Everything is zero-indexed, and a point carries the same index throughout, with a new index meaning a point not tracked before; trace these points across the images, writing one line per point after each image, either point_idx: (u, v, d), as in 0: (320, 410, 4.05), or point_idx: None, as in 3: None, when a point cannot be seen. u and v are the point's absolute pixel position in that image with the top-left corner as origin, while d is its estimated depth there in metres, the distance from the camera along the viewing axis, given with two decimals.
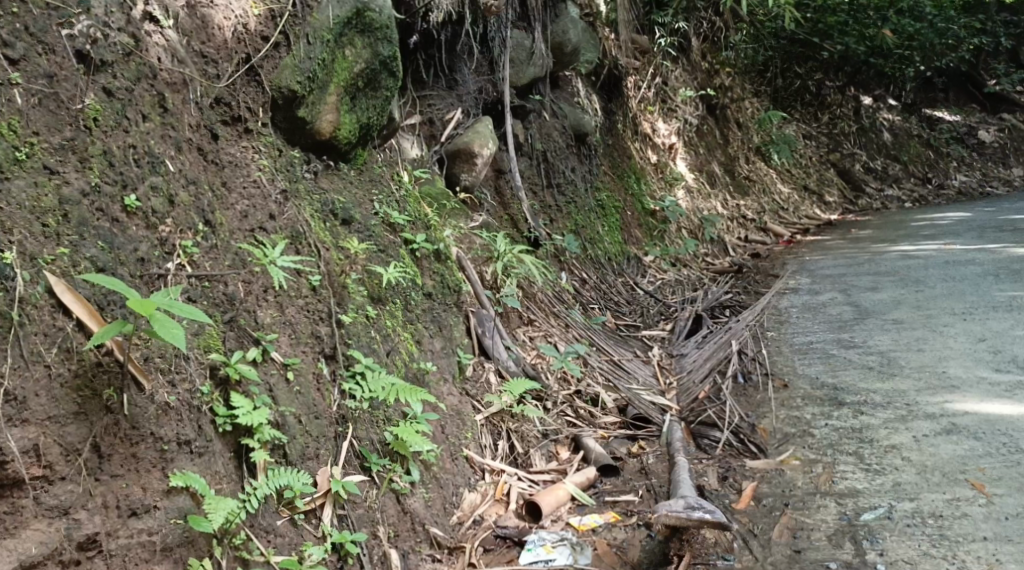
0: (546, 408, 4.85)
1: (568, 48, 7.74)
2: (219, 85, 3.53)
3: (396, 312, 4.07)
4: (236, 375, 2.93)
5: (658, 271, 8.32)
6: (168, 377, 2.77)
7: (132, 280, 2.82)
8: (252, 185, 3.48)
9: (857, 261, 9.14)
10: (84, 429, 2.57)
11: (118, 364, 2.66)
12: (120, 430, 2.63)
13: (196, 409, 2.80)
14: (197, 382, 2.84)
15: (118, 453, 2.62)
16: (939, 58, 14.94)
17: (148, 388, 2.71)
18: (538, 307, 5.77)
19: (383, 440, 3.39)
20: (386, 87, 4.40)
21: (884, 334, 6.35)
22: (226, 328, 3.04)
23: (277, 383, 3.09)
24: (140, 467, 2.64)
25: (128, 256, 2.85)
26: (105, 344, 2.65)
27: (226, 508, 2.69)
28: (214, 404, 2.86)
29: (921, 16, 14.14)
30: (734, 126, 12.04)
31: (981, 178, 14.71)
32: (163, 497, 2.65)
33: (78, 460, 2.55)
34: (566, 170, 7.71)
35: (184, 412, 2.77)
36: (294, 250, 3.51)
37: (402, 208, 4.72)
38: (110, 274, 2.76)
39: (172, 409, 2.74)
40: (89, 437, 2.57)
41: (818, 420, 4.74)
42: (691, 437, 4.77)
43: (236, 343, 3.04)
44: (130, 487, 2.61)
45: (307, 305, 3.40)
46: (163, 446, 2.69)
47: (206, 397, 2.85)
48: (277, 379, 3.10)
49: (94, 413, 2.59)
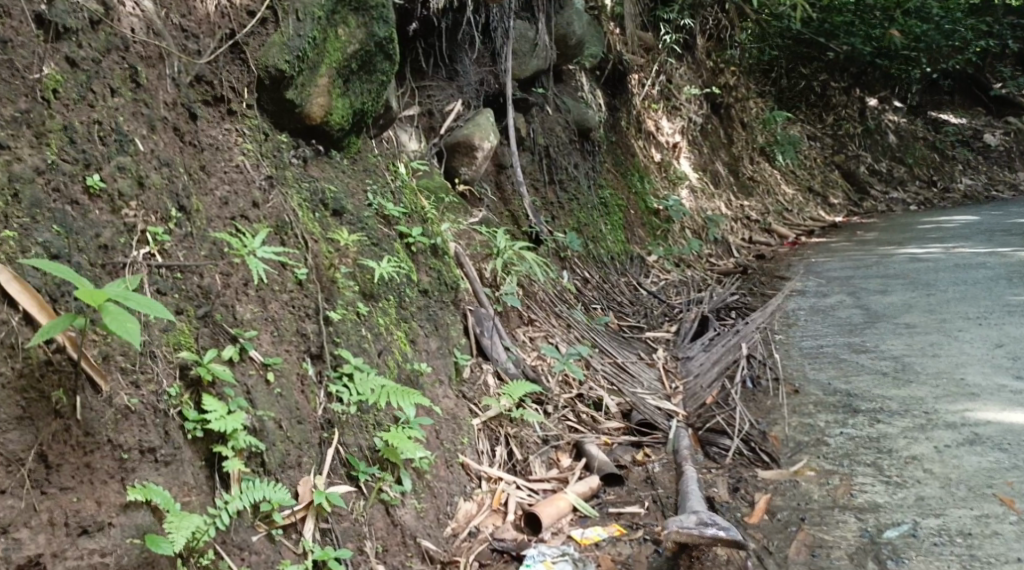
0: (547, 412, 4.61)
1: (572, 40, 7.49)
2: (200, 62, 3.28)
3: (389, 310, 3.83)
4: (209, 376, 2.69)
5: (661, 272, 8.07)
6: (131, 377, 2.52)
7: (93, 270, 2.58)
8: (233, 170, 3.24)
9: (865, 263, 8.91)
10: (29, 436, 2.31)
11: (70, 362, 2.41)
12: (72, 437, 2.37)
13: (163, 414, 2.56)
14: (164, 384, 2.60)
15: (69, 463, 2.36)
16: (946, 60, 14.71)
17: (106, 391, 2.46)
18: (539, 306, 5.52)
19: (372, 446, 3.15)
20: (381, 71, 4.16)
21: (896, 339, 6.10)
22: (199, 324, 2.79)
23: (255, 385, 2.84)
24: (94, 479, 2.38)
25: (88, 244, 2.59)
26: (56, 341, 2.40)
27: (190, 527, 2.44)
28: (184, 408, 2.62)
29: (928, 17, 13.93)
30: (739, 126, 11.80)
31: (988, 181, 14.43)
32: (120, 512, 2.39)
33: (21, 471, 2.28)
34: (568, 166, 7.47)
35: (148, 416, 2.52)
36: (278, 241, 3.27)
37: (397, 200, 4.47)
38: (64, 262, 2.50)
39: (133, 413, 2.49)
40: (34, 445, 2.31)
41: (833, 428, 4.50)
42: (699, 444, 4.54)
43: (210, 340, 2.80)
44: (81, 502, 2.35)
45: (292, 300, 3.16)
46: (122, 454, 2.44)
47: (175, 400, 2.61)
48: (258, 381, 2.86)
49: (40, 418, 2.33)
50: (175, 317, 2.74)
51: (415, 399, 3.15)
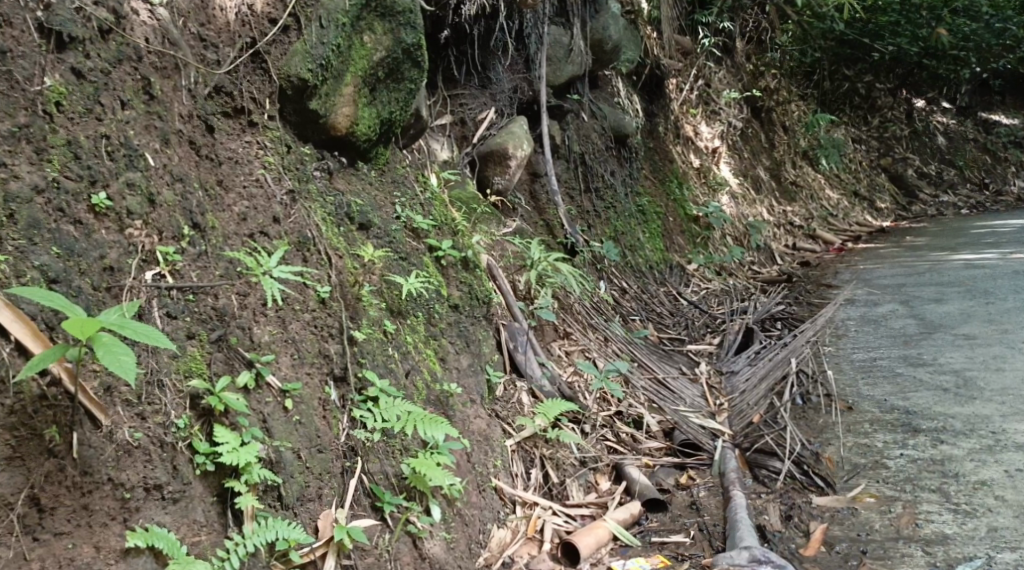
0: (584, 431, 4.43)
1: (608, 45, 7.26)
2: (219, 72, 3.15)
3: (417, 327, 3.69)
4: (221, 406, 2.55)
5: (702, 280, 7.84)
6: (135, 410, 2.41)
7: (97, 295, 2.45)
8: (253, 184, 3.11)
9: (916, 270, 8.61)
10: (19, 478, 2.20)
11: (67, 396, 2.29)
12: (68, 478, 2.26)
13: (170, 448, 2.43)
14: (172, 415, 2.47)
15: (64, 506, 2.25)
16: (996, 60, 14.24)
17: (106, 426, 2.34)
18: (575, 319, 5.33)
19: (399, 473, 2.98)
20: (409, 79, 4.00)
21: (955, 351, 5.84)
22: (212, 348, 2.65)
23: (272, 413, 2.70)
24: (93, 522, 2.27)
25: (90, 265, 2.47)
26: (51, 372, 2.28)
27: None
28: (194, 440, 2.48)
29: None
30: (781, 130, 11.51)
31: None
32: (119, 559, 2.27)
33: (10, 516, 2.18)
34: (605, 174, 7.27)
35: (153, 451, 2.40)
36: (300, 257, 3.13)
37: (426, 212, 4.31)
38: (62, 288, 2.38)
39: (137, 449, 2.37)
40: (25, 488, 2.21)
41: (893, 450, 4.48)
42: (747, 466, 4.41)
43: (224, 365, 2.65)
44: (78, 548, 2.24)
45: (314, 320, 3.01)
46: (124, 494, 2.33)
47: (184, 432, 2.47)
48: (275, 407, 2.72)
49: (31, 458, 2.23)
50: (186, 342, 2.61)
51: (444, 427, 3.00)
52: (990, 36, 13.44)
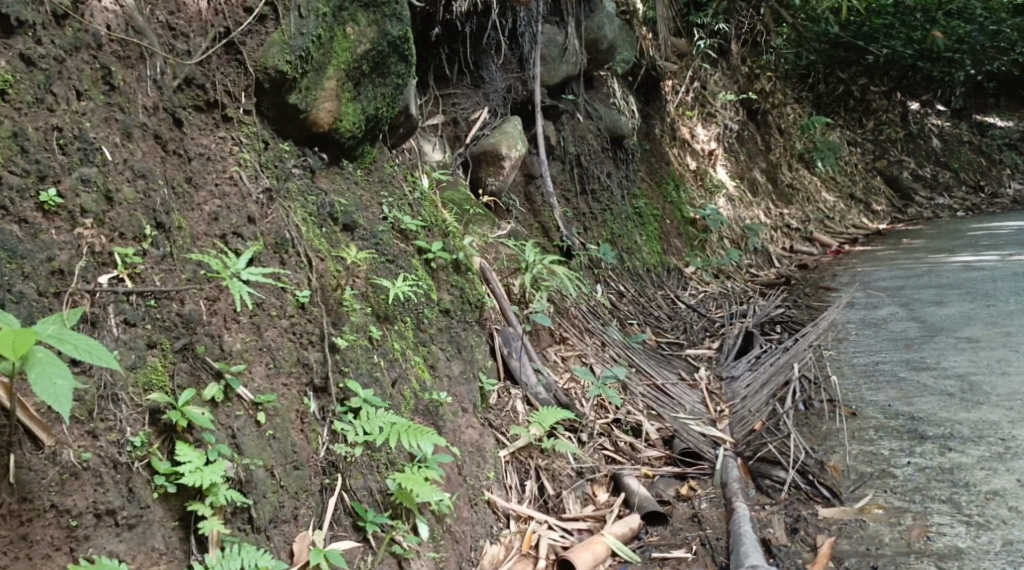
0: (581, 441, 4.24)
1: (603, 45, 7.10)
2: (190, 63, 2.97)
3: (406, 332, 3.52)
4: (184, 421, 2.38)
5: (700, 284, 7.66)
6: (86, 427, 2.23)
7: (43, 299, 2.29)
8: (227, 181, 2.94)
9: (915, 272, 8.43)
10: None
11: (4, 414, 2.11)
12: (7, 504, 2.08)
13: (125, 467, 2.26)
14: (128, 432, 2.30)
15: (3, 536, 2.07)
16: (991, 62, 14.08)
17: (49, 445, 2.17)
18: (571, 323, 5.15)
19: (383, 489, 2.79)
20: (396, 73, 3.82)
21: (959, 354, 5.67)
22: (176, 358, 2.49)
23: (242, 427, 2.52)
24: (35, 553, 2.09)
25: (37, 269, 2.30)
26: None
27: None
28: (154, 459, 2.32)
29: None
30: (777, 133, 11.34)
31: None
32: None
33: None
34: (601, 175, 7.09)
35: (105, 473, 2.23)
36: (277, 260, 2.94)
37: (414, 213, 4.12)
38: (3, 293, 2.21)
39: (85, 471, 2.20)
40: None
41: (900, 458, 4.29)
42: (749, 476, 4.22)
43: (189, 377, 2.49)
44: None
45: (292, 327, 2.83)
46: (70, 521, 2.15)
47: (140, 452, 2.30)
48: (245, 421, 2.54)
49: None
50: (146, 352, 2.43)
51: (431, 439, 2.79)
52: (986, 39, 13.21)
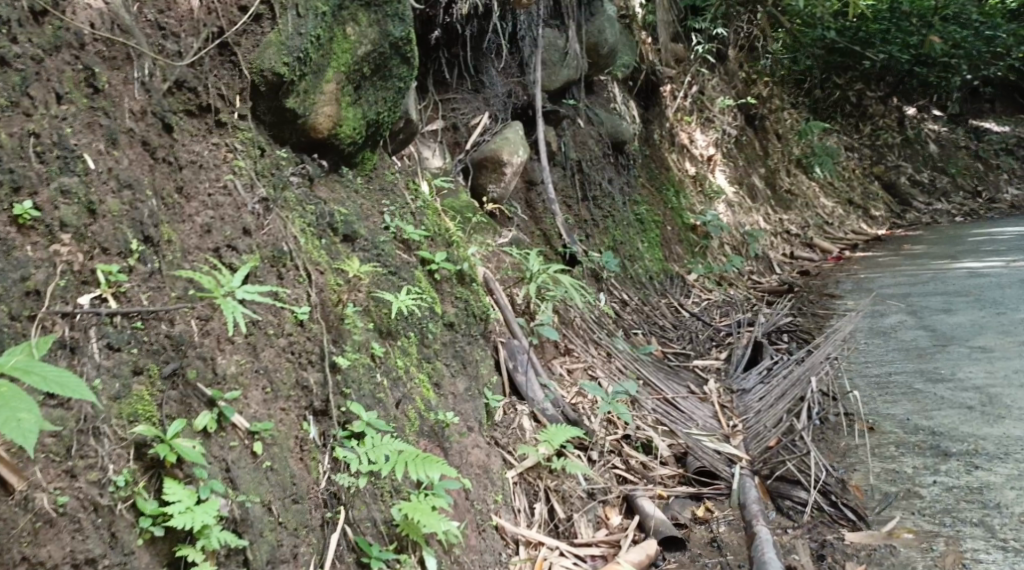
0: (591, 460, 4.05)
1: (604, 49, 6.93)
2: (181, 64, 2.78)
3: (409, 348, 3.35)
4: (173, 456, 2.19)
5: (703, 291, 7.48)
6: (64, 466, 2.05)
7: (14, 322, 2.10)
8: (220, 191, 2.75)
9: (920, 279, 8.26)
10: None
11: None
12: None
13: (107, 510, 2.08)
14: (111, 470, 2.12)
15: None
16: (987, 67, 13.95)
17: (20, 491, 1.97)
18: (577, 335, 4.96)
19: (388, 519, 2.60)
20: (398, 76, 3.65)
21: (974, 364, 5.50)
22: (165, 386, 2.30)
23: (237, 460, 2.34)
24: None
25: (9, 288, 2.12)
26: None
27: None
28: (140, 498, 2.14)
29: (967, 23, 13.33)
30: (775, 138, 11.12)
31: None
32: None
33: None
34: (602, 181, 6.91)
35: (84, 518, 2.04)
36: (275, 274, 2.76)
37: (418, 222, 3.94)
38: None
39: (62, 518, 2.01)
40: None
41: (924, 476, 4.11)
42: (768, 496, 4.04)
43: (179, 406, 2.30)
44: None
45: (290, 346, 2.65)
46: None
47: (123, 492, 2.12)
48: (240, 452, 2.36)
49: None
50: (131, 379, 2.25)
51: (439, 467, 2.57)
52: (981, 44, 13.36)
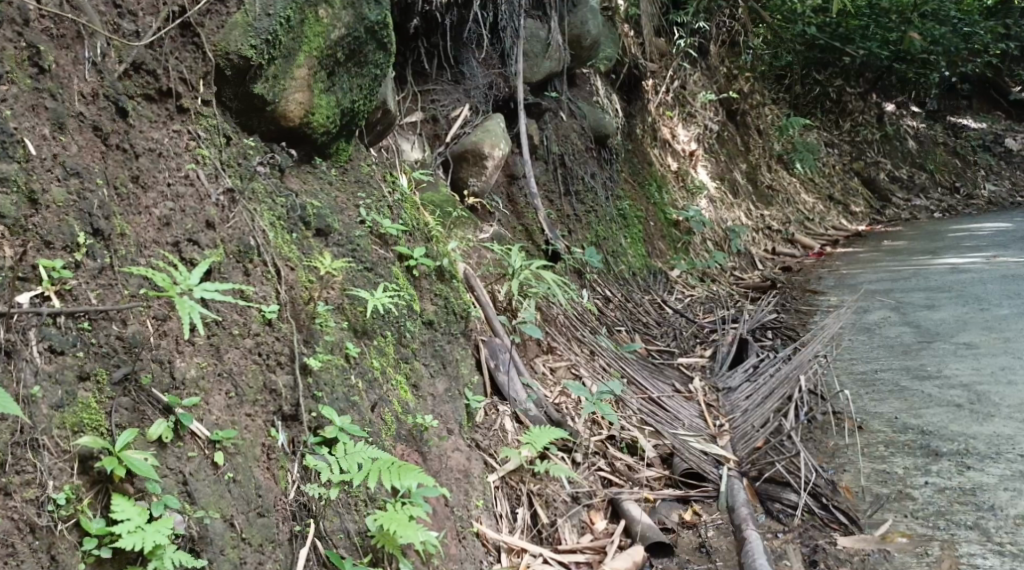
0: (575, 462, 3.90)
1: (587, 41, 6.76)
2: (138, 45, 2.60)
3: (385, 350, 3.21)
4: (121, 470, 2.03)
5: (686, 288, 7.34)
6: None
7: None
8: (181, 181, 2.57)
9: (901, 275, 8.16)
10: None
11: None
12: None
13: (45, 530, 1.93)
14: (51, 486, 1.97)
15: None
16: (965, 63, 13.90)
17: None
18: (560, 332, 4.81)
19: (362, 530, 2.44)
20: (374, 63, 3.50)
21: (961, 361, 5.39)
22: (114, 392, 2.14)
23: (195, 472, 2.18)
24: None
25: None
26: None
27: None
28: (84, 517, 1.98)
29: (946, 19, 12.98)
30: (756, 133, 10.98)
31: (1012, 187, 13.61)
32: None
33: None
34: (585, 176, 6.76)
35: (19, 540, 1.90)
36: (241, 271, 2.59)
37: (395, 216, 3.77)
38: None
39: None
40: None
41: (916, 477, 3.99)
42: (756, 498, 3.90)
43: (133, 415, 2.15)
44: None
45: (257, 347, 2.49)
46: None
47: (65, 511, 1.97)
48: (199, 464, 2.20)
49: None
50: (77, 386, 2.10)
51: (414, 476, 2.37)
52: (959, 40, 13.28)
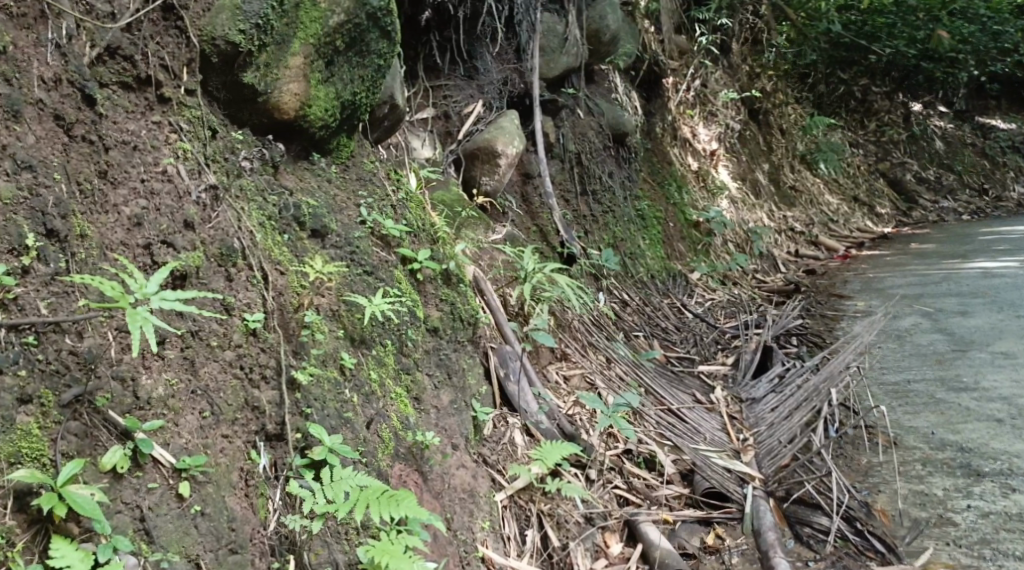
0: (590, 479, 3.65)
1: (606, 36, 6.51)
2: (113, 28, 2.39)
3: (385, 359, 3.02)
4: (63, 508, 1.82)
5: (706, 291, 7.07)
6: None
7: None
8: (158, 176, 2.36)
9: (931, 279, 7.86)
10: None
11: None
12: None
13: None
14: None
15: None
16: (994, 63, 13.57)
17: None
18: (573, 338, 4.58)
19: (352, 561, 2.22)
20: (377, 52, 3.27)
21: (1000, 372, 5.10)
22: (62, 416, 1.94)
23: (153, 506, 1.98)
24: None
25: None
26: None
27: None
28: (18, 564, 1.78)
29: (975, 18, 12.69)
30: (779, 133, 10.66)
31: None
32: None
33: None
34: (603, 175, 6.51)
35: None
36: (223, 275, 2.37)
37: (398, 216, 3.53)
38: None
39: None
40: None
41: (957, 500, 3.72)
42: (784, 522, 3.65)
43: (83, 442, 1.95)
44: None
45: (238, 360, 2.29)
46: None
47: None
48: (161, 496, 2.00)
49: None
50: (17, 410, 1.89)
51: (410, 505, 2.16)
52: (988, 39, 12.93)
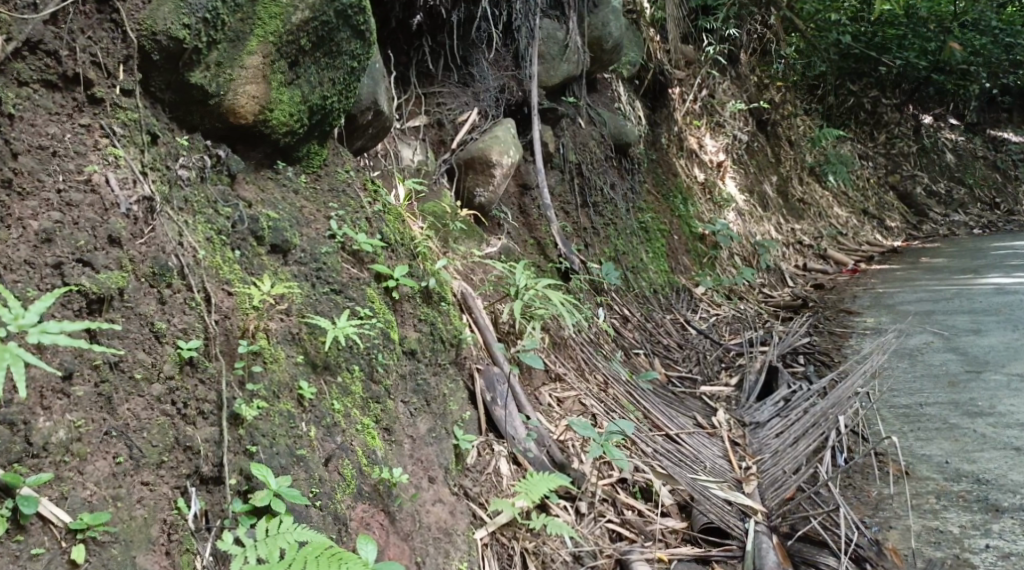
0: (579, 513, 3.31)
1: (609, 43, 6.22)
2: (34, 19, 2.25)
3: (352, 387, 2.68)
4: None
5: (711, 305, 6.75)
6: None
7: None
8: (80, 186, 2.22)
9: (942, 295, 7.57)
10: None
11: None
12: None
13: None
14: None
15: None
16: (1006, 75, 13.28)
17: None
18: (568, 358, 4.27)
19: None
20: (349, 53, 3.01)
21: (1017, 395, 4.81)
22: None
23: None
24: None
25: None
26: None
27: None
28: None
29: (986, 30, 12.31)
30: (787, 144, 10.34)
31: None
32: None
33: None
34: (604, 186, 6.24)
35: None
36: (154, 298, 2.22)
37: (373, 229, 3.13)
38: None
39: None
40: None
41: (975, 539, 3.44)
42: (789, 561, 3.28)
43: None
44: None
45: (169, 394, 2.15)
46: None
47: None
48: (50, 562, 1.86)
49: None
50: None
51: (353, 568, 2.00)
52: (1000, 51, 12.61)
